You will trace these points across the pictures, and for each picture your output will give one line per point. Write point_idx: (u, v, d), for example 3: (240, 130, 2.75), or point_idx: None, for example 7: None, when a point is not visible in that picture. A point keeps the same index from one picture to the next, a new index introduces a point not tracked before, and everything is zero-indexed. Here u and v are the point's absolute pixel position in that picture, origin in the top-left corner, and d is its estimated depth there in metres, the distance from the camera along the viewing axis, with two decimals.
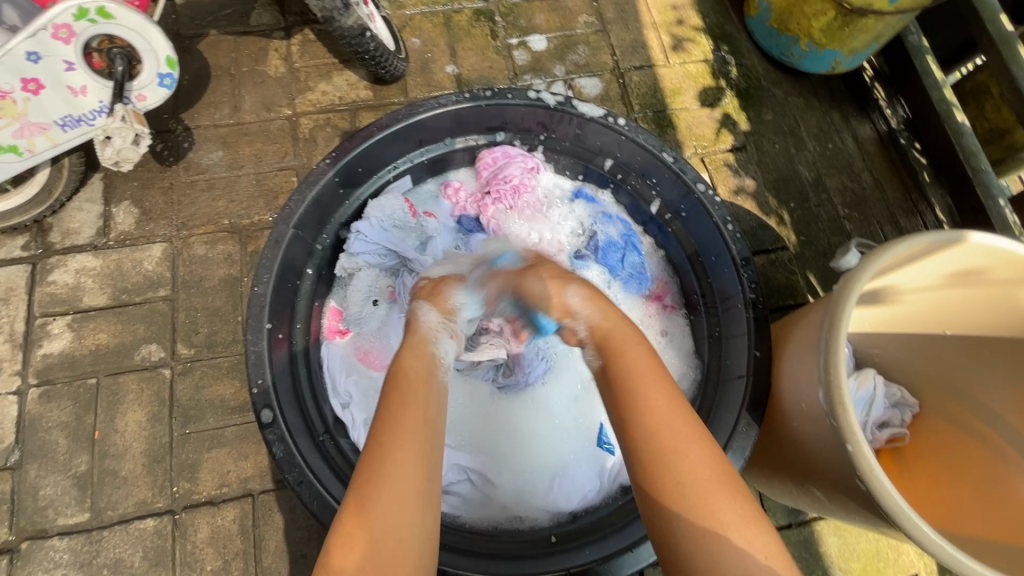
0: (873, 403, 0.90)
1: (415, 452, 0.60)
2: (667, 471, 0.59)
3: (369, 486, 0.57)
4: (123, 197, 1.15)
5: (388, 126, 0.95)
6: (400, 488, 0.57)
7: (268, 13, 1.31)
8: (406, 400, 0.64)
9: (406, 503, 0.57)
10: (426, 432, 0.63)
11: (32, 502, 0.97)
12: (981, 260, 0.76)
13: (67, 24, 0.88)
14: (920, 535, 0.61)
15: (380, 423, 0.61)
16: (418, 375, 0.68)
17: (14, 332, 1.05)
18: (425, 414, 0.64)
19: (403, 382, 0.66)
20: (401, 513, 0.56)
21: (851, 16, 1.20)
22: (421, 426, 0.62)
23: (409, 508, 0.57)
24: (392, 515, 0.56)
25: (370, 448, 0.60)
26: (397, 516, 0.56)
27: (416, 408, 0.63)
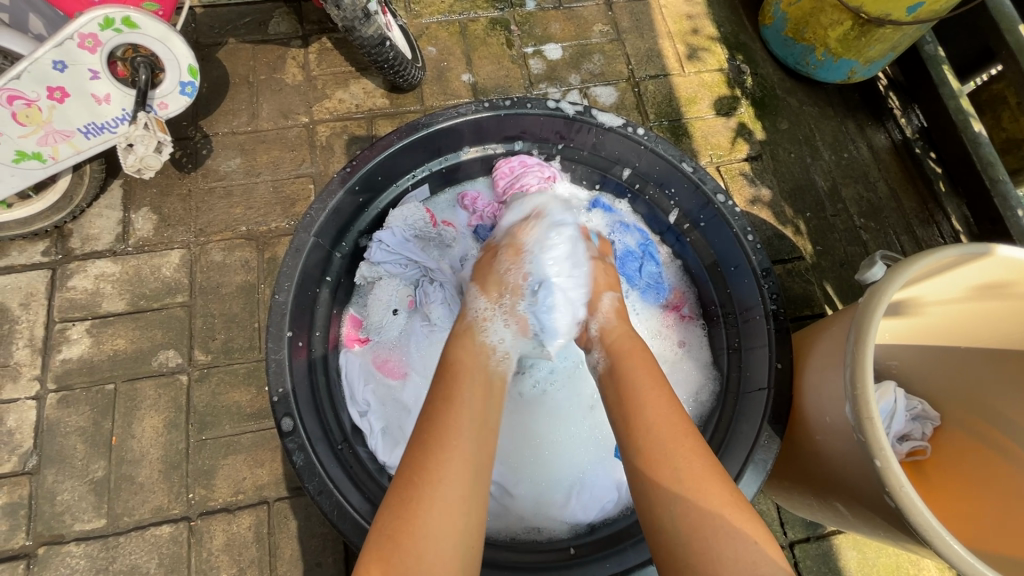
0: (894, 416, 0.88)
1: (462, 452, 0.64)
2: (663, 473, 0.63)
3: (406, 504, 0.59)
4: (142, 203, 1.16)
5: (407, 134, 0.95)
6: (442, 496, 0.60)
7: (286, 21, 1.33)
8: (451, 399, 0.69)
9: (452, 509, 0.59)
10: (475, 431, 0.67)
11: (50, 507, 0.97)
12: (1006, 273, 0.75)
13: (93, 34, 0.89)
14: (951, 553, 0.60)
15: (428, 424, 0.66)
16: (469, 373, 0.74)
17: (33, 337, 1.06)
18: (473, 416, 0.68)
19: (450, 382, 0.72)
20: (447, 523, 0.58)
21: (868, 26, 1.20)
22: (470, 426, 0.67)
23: (453, 517, 0.59)
24: (431, 526, 0.58)
25: (410, 461, 0.63)
26: (432, 527, 0.58)
27: (458, 410, 0.68)
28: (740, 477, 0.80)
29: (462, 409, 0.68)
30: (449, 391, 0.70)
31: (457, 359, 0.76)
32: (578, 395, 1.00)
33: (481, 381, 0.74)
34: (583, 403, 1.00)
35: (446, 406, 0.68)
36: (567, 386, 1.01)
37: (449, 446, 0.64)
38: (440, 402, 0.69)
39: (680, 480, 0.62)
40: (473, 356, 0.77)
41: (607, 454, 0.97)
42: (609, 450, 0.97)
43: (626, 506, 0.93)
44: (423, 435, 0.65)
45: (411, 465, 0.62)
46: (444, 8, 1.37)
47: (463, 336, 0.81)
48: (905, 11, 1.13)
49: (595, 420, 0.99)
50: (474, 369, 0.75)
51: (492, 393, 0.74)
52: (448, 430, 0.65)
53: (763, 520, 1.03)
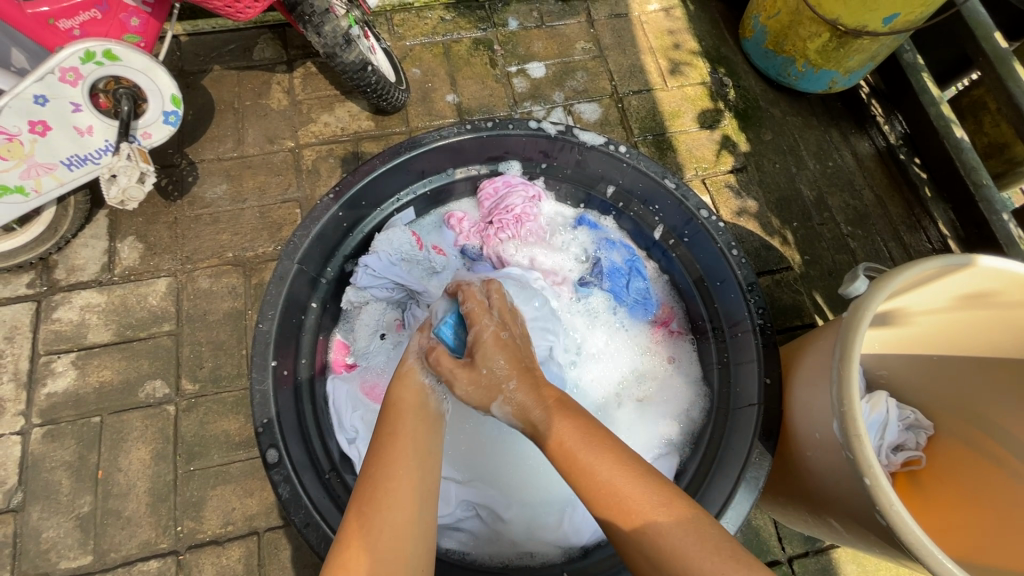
0: (887, 427, 0.87)
1: (406, 482, 0.62)
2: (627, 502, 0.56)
3: (354, 535, 0.58)
4: (128, 232, 1.15)
5: (390, 158, 0.96)
6: (386, 528, 0.58)
7: (271, 47, 1.34)
8: (396, 432, 0.68)
9: (396, 547, 0.57)
10: (419, 459, 0.65)
11: (34, 545, 0.95)
12: (990, 283, 0.75)
13: (74, 67, 0.89)
14: (945, 572, 0.59)
15: (373, 457, 0.64)
16: (412, 406, 0.72)
17: (18, 371, 1.04)
18: (414, 446, 0.66)
19: (390, 420, 0.70)
20: (390, 554, 0.57)
21: (845, 38, 1.21)
22: (414, 455, 0.65)
23: (397, 547, 0.57)
24: (375, 556, 0.56)
25: (355, 496, 0.62)
26: (378, 558, 0.56)
27: (403, 440, 0.67)
28: (733, 495, 0.79)
29: (404, 439, 0.67)
30: (393, 426, 0.68)
31: (397, 395, 0.72)
32: None
33: (425, 415, 0.72)
34: None
35: (389, 438, 0.66)
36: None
37: (394, 475, 0.62)
38: (384, 436, 0.67)
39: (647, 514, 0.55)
40: (417, 387, 0.74)
41: None
42: None
43: None
44: (368, 472, 0.63)
45: (357, 499, 0.61)
46: (427, 30, 1.39)
47: (409, 365, 0.77)
48: (882, 21, 1.15)
49: None
50: (413, 401, 0.73)
51: (438, 425, 0.72)
52: (389, 457, 0.64)
53: (761, 536, 1.01)
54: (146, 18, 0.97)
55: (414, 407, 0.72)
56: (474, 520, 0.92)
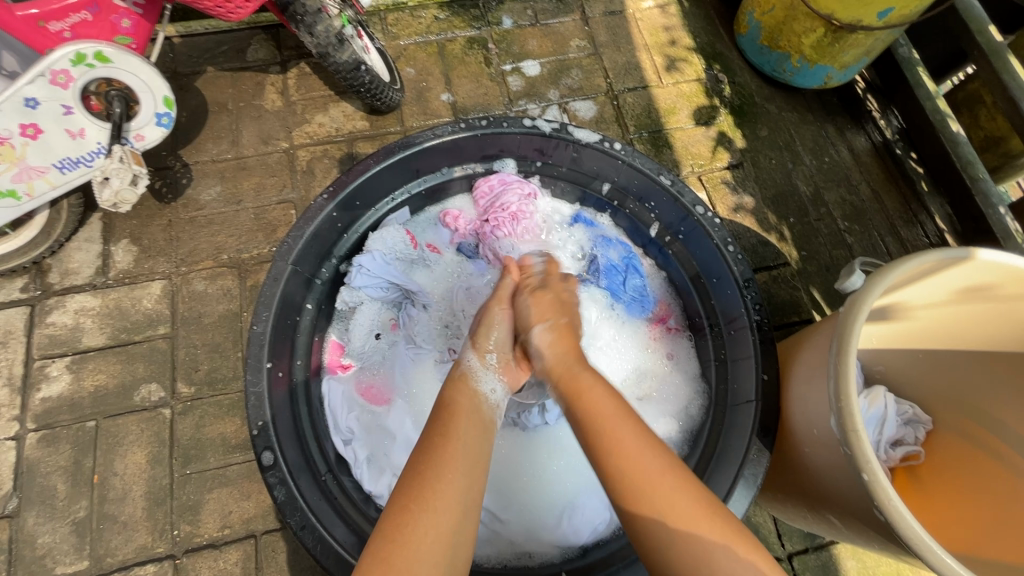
0: (885, 423, 0.87)
1: (453, 484, 0.61)
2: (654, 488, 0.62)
3: (399, 525, 0.58)
4: (122, 235, 1.14)
5: (385, 157, 0.95)
6: (431, 525, 0.58)
7: (264, 48, 1.33)
8: (448, 435, 0.67)
9: (439, 542, 0.57)
10: (469, 467, 0.64)
11: (30, 551, 0.95)
12: (988, 276, 0.75)
13: (65, 69, 0.88)
14: (944, 566, 0.59)
15: (423, 454, 0.64)
16: (465, 413, 0.71)
17: (12, 375, 1.04)
18: (467, 451, 0.65)
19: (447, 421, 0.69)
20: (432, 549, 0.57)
21: (840, 33, 1.21)
22: (463, 460, 0.64)
23: (439, 543, 0.57)
24: (419, 550, 0.56)
25: (403, 489, 0.61)
26: (421, 553, 0.56)
27: (455, 443, 0.66)
28: (732, 492, 0.79)
29: (457, 442, 0.66)
30: (446, 429, 0.67)
31: (452, 400, 0.72)
32: None
33: (478, 421, 0.71)
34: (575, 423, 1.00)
35: (440, 443, 0.65)
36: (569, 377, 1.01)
37: (442, 475, 0.61)
38: (438, 436, 0.66)
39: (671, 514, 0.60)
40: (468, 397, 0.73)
41: None
42: None
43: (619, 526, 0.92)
44: (419, 467, 0.62)
45: (405, 487, 0.61)
46: (421, 29, 1.38)
47: (455, 382, 0.76)
48: (876, 16, 1.15)
49: None
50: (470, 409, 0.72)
51: (489, 435, 0.70)
52: (444, 459, 0.63)
53: (760, 533, 1.01)
54: (138, 19, 0.97)
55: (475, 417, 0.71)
56: None
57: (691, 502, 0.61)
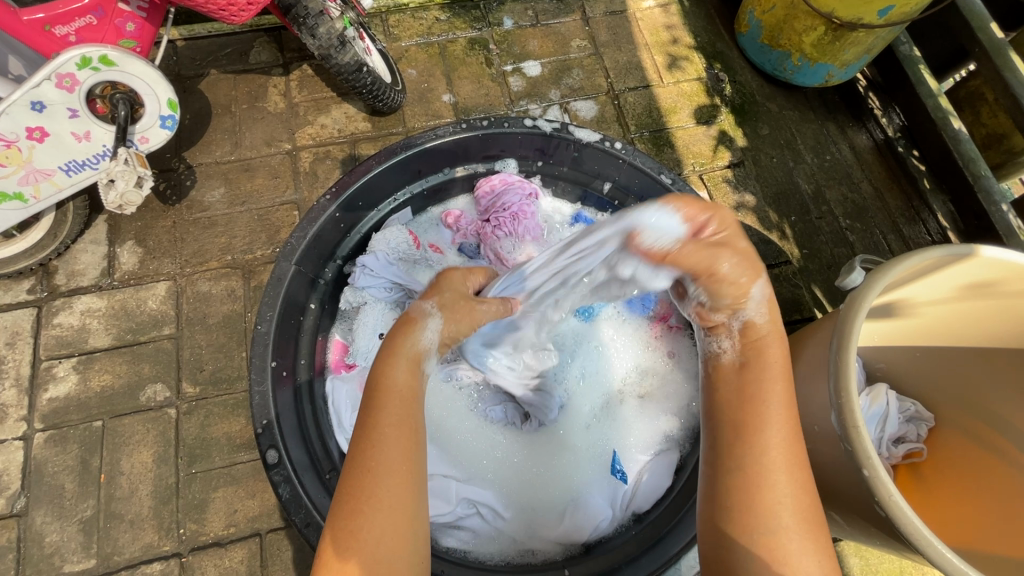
0: (887, 420, 0.87)
1: (395, 478, 0.58)
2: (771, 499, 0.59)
3: (342, 537, 0.56)
4: (127, 236, 1.16)
5: (387, 158, 0.96)
6: (378, 517, 0.56)
7: (267, 50, 1.34)
8: (378, 421, 0.60)
9: (392, 541, 0.56)
10: (409, 453, 0.60)
11: (38, 550, 0.96)
12: (990, 273, 0.75)
13: (71, 73, 0.89)
14: (945, 562, 0.59)
15: (353, 450, 0.59)
16: (395, 392, 0.63)
17: (20, 376, 1.05)
18: (400, 437, 0.60)
19: (371, 401, 0.62)
20: (387, 551, 0.56)
21: (841, 31, 1.21)
22: (400, 448, 0.59)
23: (394, 544, 0.56)
24: (369, 556, 0.55)
25: (343, 480, 0.59)
26: (373, 560, 0.55)
27: (385, 424, 0.60)
28: None
29: (387, 430, 0.60)
30: (375, 415, 0.60)
31: (385, 378, 0.63)
32: (573, 413, 1.00)
33: (409, 388, 0.64)
34: (578, 421, 1.00)
35: (371, 433, 0.59)
36: (575, 397, 1.01)
37: (378, 471, 0.58)
38: (367, 419, 0.61)
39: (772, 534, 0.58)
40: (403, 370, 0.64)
41: (601, 472, 0.97)
42: (604, 469, 0.97)
43: (621, 524, 0.93)
44: (353, 457, 0.59)
45: (344, 491, 0.58)
46: (422, 30, 1.39)
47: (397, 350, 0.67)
48: (876, 14, 1.15)
49: (593, 437, 0.99)
50: (402, 386, 0.64)
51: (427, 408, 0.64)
52: (374, 453, 0.58)
53: None
54: (142, 22, 0.98)
55: (404, 389, 0.63)
56: (475, 519, 0.92)
57: (803, 534, 0.58)
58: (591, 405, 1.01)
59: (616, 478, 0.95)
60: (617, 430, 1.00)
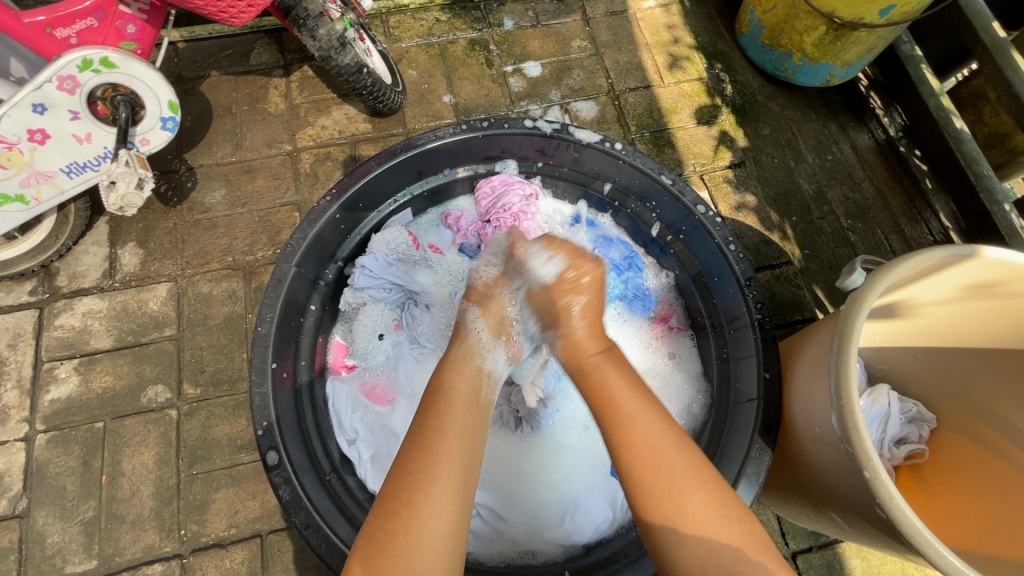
0: (889, 421, 0.87)
1: (447, 484, 0.60)
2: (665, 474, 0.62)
3: (389, 536, 0.57)
4: (129, 238, 1.16)
5: (387, 160, 0.96)
6: (423, 532, 0.57)
7: (267, 52, 1.34)
8: (443, 428, 0.65)
9: (434, 545, 0.57)
10: (463, 463, 0.63)
11: (40, 551, 0.96)
12: (992, 274, 0.75)
13: (72, 75, 0.89)
14: (947, 564, 0.59)
15: (414, 452, 0.62)
16: (461, 402, 0.68)
17: (22, 377, 1.05)
18: (460, 446, 0.64)
19: (437, 410, 0.66)
20: (428, 554, 0.57)
21: (842, 30, 1.21)
22: (458, 457, 0.63)
23: (435, 548, 0.57)
24: (409, 559, 0.56)
25: (393, 488, 0.60)
26: (414, 562, 0.56)
27: (449, 439, 0.64)
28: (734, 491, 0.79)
29: (451, 437, 0.64)
30: (440, 421, 0.65)
31: (450, 386, 0.69)
32: (572, 415, 1.00)
33: (473, 411, 0.68)
34: (577, 422, 1.00)
35: (437, 436, 0.63)
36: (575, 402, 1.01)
37: (435, 476, 0.60)
38: (431, 430, 0.64)
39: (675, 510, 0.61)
40: (467, 382, 0.71)
41: (602, 472, 0.96)
42: (604, 469, 0.97)
43: (621, 525, 0.93)
44: (410, 464, 0.61)
45: (393, 493, 0.60)
46: (423, 31, 1.39)
47: (459, 360, 0.74)
48: (878, 13, 1.14)
49: (592, 438, 0.99)
50: (467, 397, 0.69)
51: (483, 426, 0.69)
52: (433, 457, 0.62)
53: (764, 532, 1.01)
54: (142, 24, 0.98)
55: (470, 406, 0.68)
56: (475, 520, 0.91)
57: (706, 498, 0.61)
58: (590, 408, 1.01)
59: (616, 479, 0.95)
60: None
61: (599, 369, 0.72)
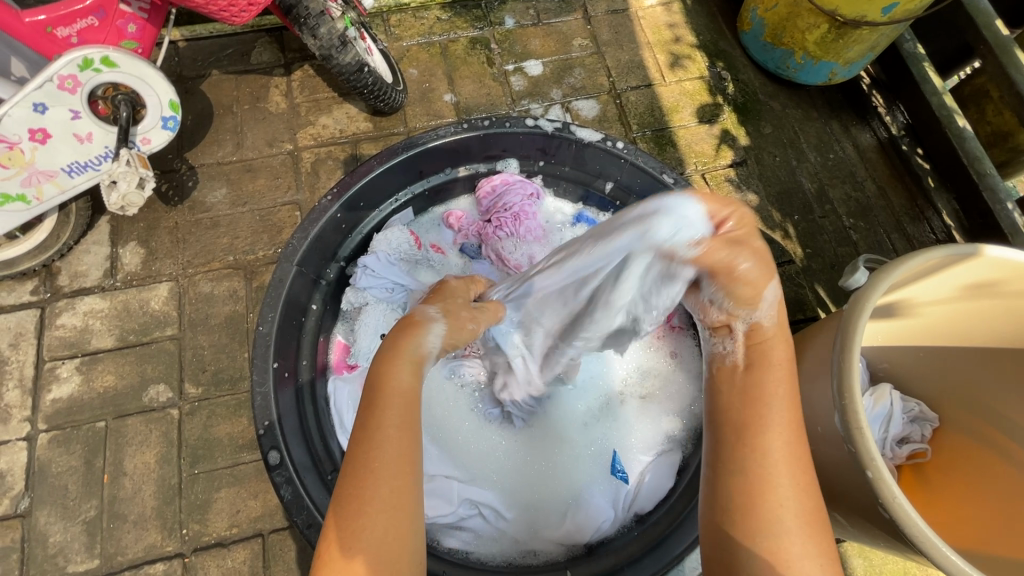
0: (891, 420, 0.86)
1: (400, 475, 0.55)
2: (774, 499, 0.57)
3: (346, 538, 0.53)
4: (130, 237, 1.16)
5: (388, 159, 0.96)
6: (382, 530, 0.53)
7: (268, 51, 1.34)
8: (383, 415, 0.57)
9: (397, 541, 0.53)
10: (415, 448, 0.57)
11: (42, 550, 0.96)
12: (993, 273, 0.74)
13: (73, 74, 0.89)
14: (950, 564, 0.59)
15: (358, 444, 0.56)
16: (396, 379, 0.59)
17: (23, 377, 1.05)
18: (406, 428, 0.57)
19: (373, 394, 0.58)
20: (391, 552, 0.52)
21: (844, 29, 1.20)
22: (406, 442, 0.56)
23: (398, 544, 0.53)
24: (373, 560, 0.52)
25: (340, 478, 0.55)
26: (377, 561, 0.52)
27: (394, 427, 0.56)
28: None
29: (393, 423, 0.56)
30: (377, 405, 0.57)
31: (390, 375, 0.59)
32: (574, 413, 1.00)
33: (412, 384, 0.60)
34: (579, 421, 1.00)
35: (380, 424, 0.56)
36: (576, 401, 1.01)
37: (385, 469, 0.55)
38: (366, 409, 0.58)
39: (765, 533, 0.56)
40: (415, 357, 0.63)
41: (603, 471, 0.97)
42: (606, 466, 0.97)
43: (623, 524, 0.93)
44: (355, 457, 0.55)
45: (343, 491, 0.55)
46: (424, 30, 1.39)
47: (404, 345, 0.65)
48: (880, 12, 1.14)
49: (594, 436, 1.00)
50: (406, 373, 0.60)
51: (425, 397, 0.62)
52: (380, 449, 0.55)
53: None
54: (143, 24, 0.98)
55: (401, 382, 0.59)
56: (477, 520, 0.91)
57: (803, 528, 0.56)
58: (590, 406, 1.01)
59: (617, 479, 0.95)
60: (618, 430, 1.00)
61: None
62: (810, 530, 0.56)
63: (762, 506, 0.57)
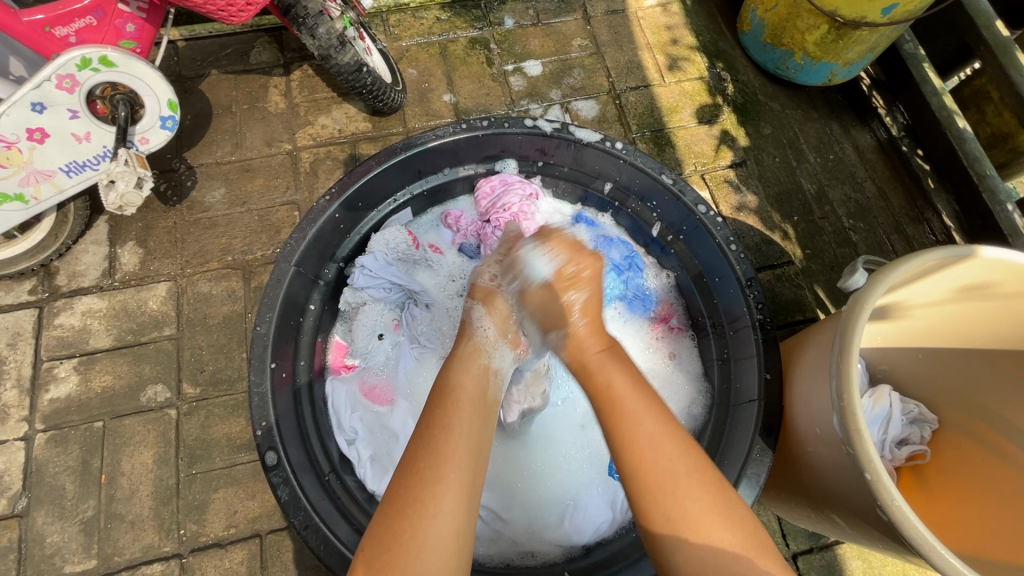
0: (890, 422, 0.86)
1: (455, 484, 0.60)
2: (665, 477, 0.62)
3: (396, 536, 0.56)
4: (128, 237, 1.16)
5: (387, 159, 0.95)
6: (430, 531, 0.56)
7: (267, 51, 1.34)
8: (449, 426, 0.64)
9: (441, 543, 0.56)
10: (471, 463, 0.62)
11: (39, 550, 0.96)
12: (991, 274, 0.74)
13: (71, 74, 0.89)
14: (948, 566, 0.59)
15: (421, 450, 0.62)
16: (467, 400, 0.68)
17: (21, 377, 1.05)
18: (468, 445, 0.64)
19: (443, 407, 0.67)
20: (435, 553, 0.56)
21: (844, 29, 1.20)
22: (465, 456, 0.62)
23: (443, 546, 0.56)
24: (417, 561, 0.55)
25: (399, 488, 0.60)
26: (421, 562, 0.55)
27: (455, 438, 0.63)
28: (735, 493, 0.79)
29: (457, 436, 0.64)
30: (445, 419, 0.65)
31: (459, 384, 0.70)
32: (570, 415, 1.01)
33: (478, 409, 0.68)
34: (576, 423, 1.00)
35: (445, 435, 0.63)
36: (571, 404, 1.01)
37: (442, 476, 0.60)
38: (436, 429, 0.64)
39: (672, 513, 0.60)
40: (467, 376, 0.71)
41: (600, 472, 0.97)
42: (603, 468, 0.97)
43: (621, 526, 0.92)
44: (416, 462, 0.61)
45: (397, 494, 0.59)
46: (423, 30, 1.39)
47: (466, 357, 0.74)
48: (880, 12, 1.14)
49: (591, 437, 0.99)
50: (473, 395, 0.69)
51: (488, 424, 0.69)
52: (440, 457, 0.61)
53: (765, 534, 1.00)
54: (142, 24, 0.98)
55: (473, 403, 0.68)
56: (476, 521, 0.91)
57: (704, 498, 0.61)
58: (587, 409, 1.01)
59: (615, 479, 0.95)
60: None
61: (602, 369, 0.71)
62: (709, 501, 0.61)
63: (671, 515, 0.60)
